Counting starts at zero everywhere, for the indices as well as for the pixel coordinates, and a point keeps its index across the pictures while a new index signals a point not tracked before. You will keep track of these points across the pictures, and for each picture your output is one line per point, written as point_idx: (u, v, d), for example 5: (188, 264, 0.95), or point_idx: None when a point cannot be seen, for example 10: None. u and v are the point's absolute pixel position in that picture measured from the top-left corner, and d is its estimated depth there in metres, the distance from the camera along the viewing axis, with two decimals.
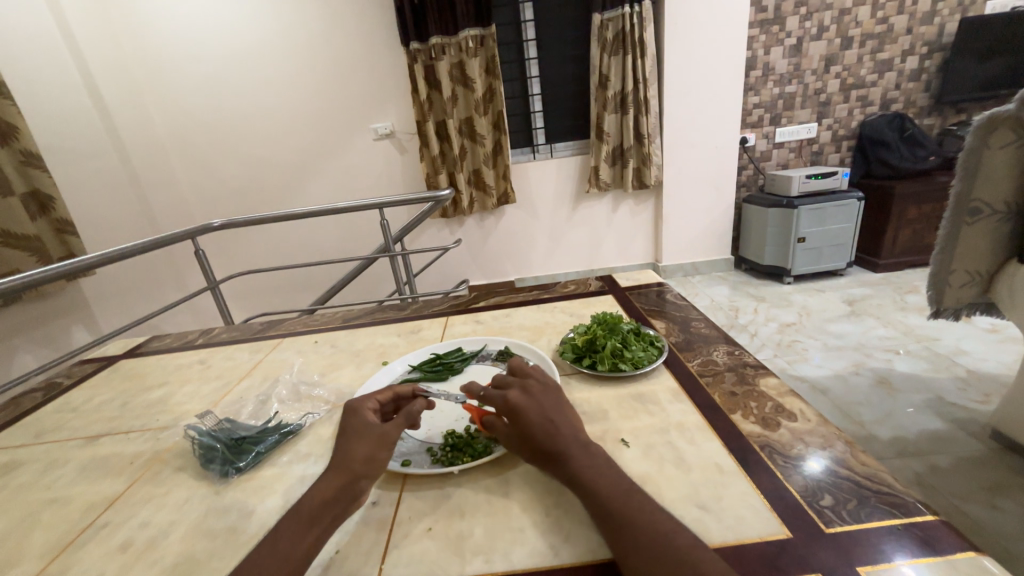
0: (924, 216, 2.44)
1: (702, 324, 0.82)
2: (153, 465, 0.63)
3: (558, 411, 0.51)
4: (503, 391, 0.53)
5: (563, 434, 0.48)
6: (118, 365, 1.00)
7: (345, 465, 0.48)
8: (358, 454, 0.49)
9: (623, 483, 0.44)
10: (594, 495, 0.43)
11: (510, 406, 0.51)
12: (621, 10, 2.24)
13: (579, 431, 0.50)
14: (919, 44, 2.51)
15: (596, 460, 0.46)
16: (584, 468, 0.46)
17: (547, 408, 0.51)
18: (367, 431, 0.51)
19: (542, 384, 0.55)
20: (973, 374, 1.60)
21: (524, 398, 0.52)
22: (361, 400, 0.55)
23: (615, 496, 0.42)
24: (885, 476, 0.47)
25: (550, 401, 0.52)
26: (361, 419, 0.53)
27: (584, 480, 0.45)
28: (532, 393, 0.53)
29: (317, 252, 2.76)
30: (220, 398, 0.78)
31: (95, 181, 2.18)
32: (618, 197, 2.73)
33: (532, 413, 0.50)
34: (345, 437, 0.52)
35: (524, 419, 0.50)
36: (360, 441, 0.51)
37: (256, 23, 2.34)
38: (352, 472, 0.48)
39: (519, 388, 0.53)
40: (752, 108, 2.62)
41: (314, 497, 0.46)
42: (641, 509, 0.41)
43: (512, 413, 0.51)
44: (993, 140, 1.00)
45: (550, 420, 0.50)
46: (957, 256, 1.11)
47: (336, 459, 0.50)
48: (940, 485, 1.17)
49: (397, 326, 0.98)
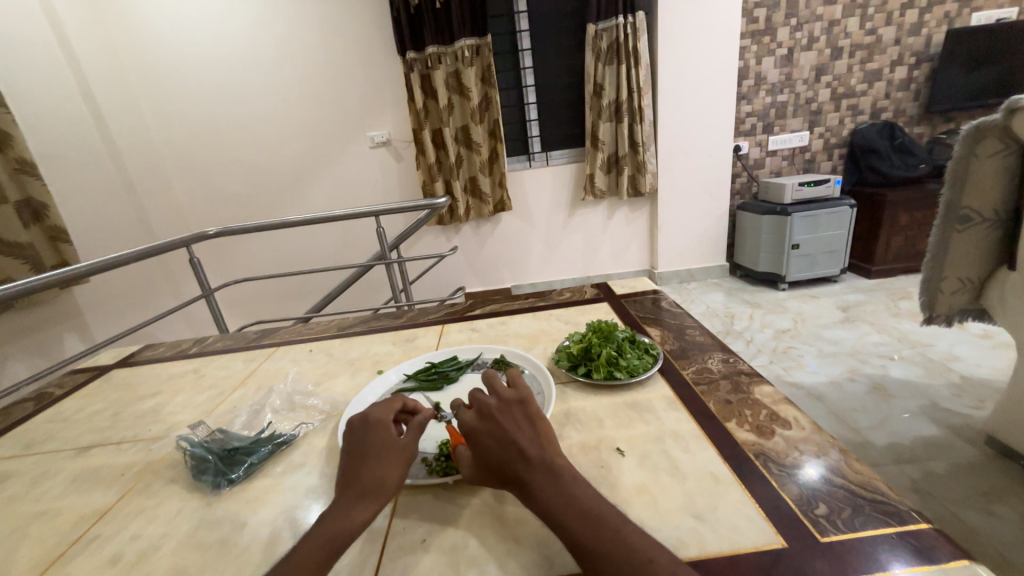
0: (915, 223, 2.47)
1: (697, 332, 0.83)
2: (145, 477, 0.62)
3: (519, 430, 0.49)
4: (459, 415, 0.52)
5: (526, 456, 0.47)
6: (110, 375, 0.99)
7: (379, 485, 0.48)
8: (391, 474, 0.49)
9: (595, 510, 0.42)
10: (563, 525, 0.42)
11: (466, 432, 0.51)
12: (615, 20, 2.27)
13: (546, 449, 0.48)
14: (908, 55, 2.55)
15: (563, 482, 0.45)
16: (551, 495, 0.44)
17: (506, 430, 0.49)
18: (394, 448, 0.51)
19: (503, 400, 0.52)
20: (966, 380, 1.61)
21: (481, 421, 0.51)
22: (379, 413, 0.54)
23: (587, 526, 0.41)
24: (879, 484, 0.47)
25: (511, 420, 0.50)
26: (387, 435, 0.52)
27: (552, 509, 0.43)
28: (491, 412, 0.51)
29: (313, 259, 2.75)
30: (213, 408, 0.78)
31: (90, 188, 2.17)
32: (613, 205, 2.75)
33: (487, 437, 0.49)
34: (372, 455, 0.50)
35: (478, 448, 0.49)
36: (391, 459, 0.50)
37: (253, 32, 2.36)
38: (388, 493, 0.48)
39: (476, 410, 0.52)
40: (745, 117, 2.65)
41: (343, 518, 0.45)
42: (615, 540, 0.40)
43: (469, 438, 0.50)
44: (980, 149, 1.02)
45: (508, 442, 0.48)
46: (948, 263, 1.12)
47: (368, 480, 0.48)
48: (936, 491, 1.17)
49: (393, 334, 0.98)
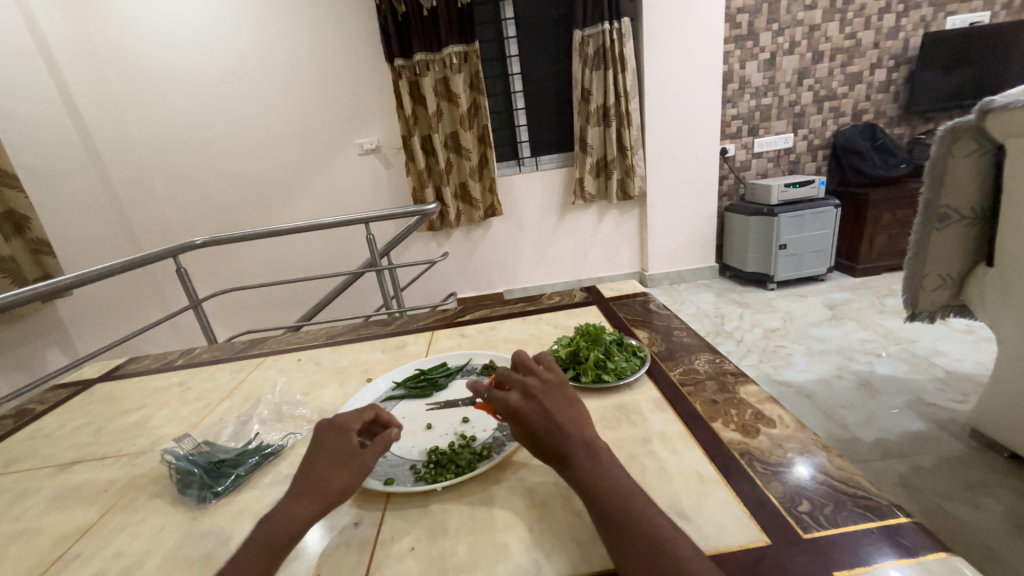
0: (898, 221, 2.52)
1: (684, 333, 0.84)
2: (129, 492, 0.61)
3: (562, 409, 0.49)
4: (503, 395, 0.51)
5: (566, 435, 0.47)
6: (94, 389, 0.97)
7: (320, 491, 0.47)
8: (334, 484, 0.48)
9: (624, 488, 0.44)
10: (596, 499, 0.43)
11: (511, 412, 0.49)
12: (601, 26, 2.30)
13: (585, 430, 0.48)
14: (886, 58, 2.62)
15: (601, 460, 0.46)
16: (587, 469, 0.45)
17: (549, 409, 0.49)
18: (348, 462, 0.50)
19: (543, 381, 0.52)
20: (950, 375, 1.64)
21: (523, 402, 0.50)
22: (344, 416, 0.53)
23: (615, 501, 0.43)
24: (860, 480, 0.48)
25: (554, 401, 0.50)
26: (345, 446, 0.51)
27: (585, 482, 0.45)
28: (536, 394, 0.50)
29: (303, 267, 2.73)
30: (199, 420, 0.77)
31: (75, 199, 2.15)
32: (602, 208, 2.77)
33: (535, 416, 0.49)
34: (321, 457, 0.50)
35: (525, 425, 0.48)
36: (338, 467, 0.49)
37: (240, 41, 2.35)
38: (328, 500, 0.47)
39: (520, 391, 0.51)
40: (730, 120, 2.69)
41: (279, 523, 0.45)
42: (642, 516, 0.41)
43: (514, 419, 0.49)
44: (956, 149, 1.05)
45: (555, 422, 0.48)
46: (929, 260, 1.14)
47: (310, 481, 0.48)
48: (923, 485, 1.19)
49: (382, 342, 0.98)
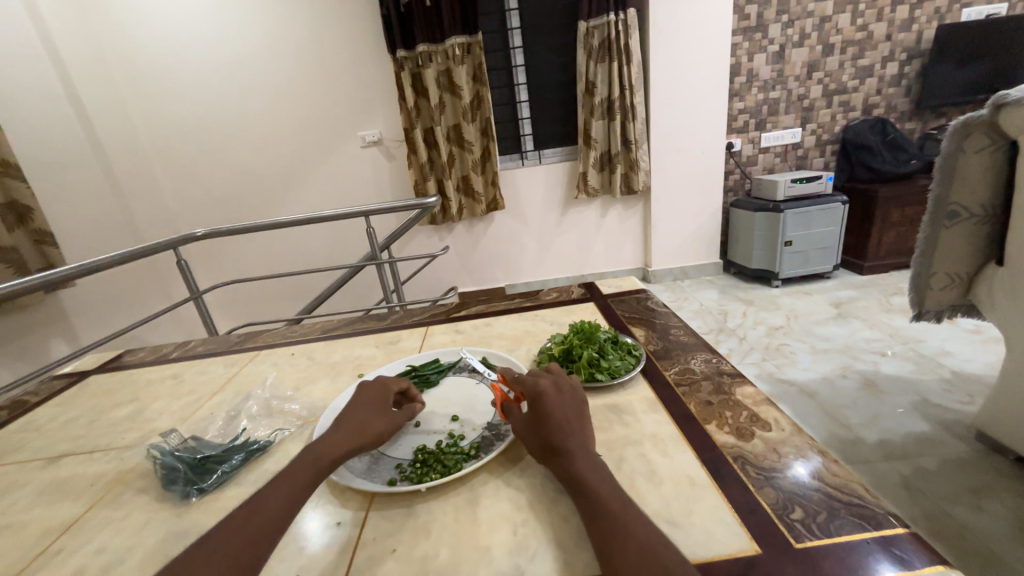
0: (907, 218, 2.48)
1: (681, 332, 0.82)
2: (115, 487, 0.61)
3: (579, 415, 0.53)
4: (537, 377, 0.57)
5: (573, 432, 0.50)
6: (89, 381, 0.97)
7: (356, 432, 0.55)
8: (370, 428, 0.56)
9: (619, 491, 0.44)
10: (590, 496, 0.44)
11: (537, 392, 0.55)
12: (606, 17, 2.25)
13: (589, 437, 0.51)
14: (899, 50, 2.55)
15: (598, 464, 0.47)
16: (585, 468, 0.46)
17: (569, 405, 0.54)
18: (384, 413, 0.58)
19: (572, 385, 0.58)
20: (957, 375, 1.61)
21: (552, 389, 0.56)
22: (384, 382, 0.63)
23: (609, 500, 0.43)
24: (856, 486, 0.46)
25: (575, 404, 0.55)
26: (382, 401, 0.60)
27: (581, 480, 0.45)
28: (564, 389, 0.56)
29: (305, 260, 2.73)
30: (190, 414, 0.76)
31: (78, 190, 2.16)
32: (606, 203, 2.74)
33: (555, 404, 0.53)
34: (360, 408, 0.58)
35: (544, 407, 0.53)
36: (374, 416, 0.58)
37: (241, 32, 2.33)
38: (363, 441, 0.55)
39: (552, 382, 0.57)
40: (737, 114, 2.65)
41: (314, 455, 0.51)
42: (633, 517, 0.41)
43: (536, 398, 0.54)
44: (968, 144, 1.01)
45: (569, 417, 0.52)
46: (936, 259, 1.11)
47: (348, 423, 0.56)
48: (926, 488, 1.17)
49: (377, 337, 0.97)
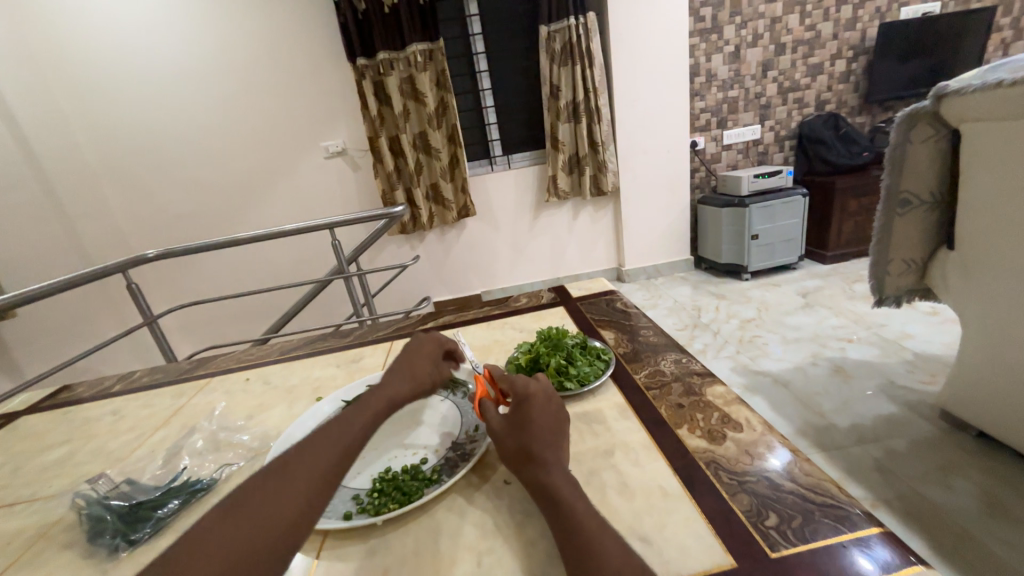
0: (864, 208, 2.58)
1: (651, 333, 0.80)
2: (36, 543, 0.54)
3: (563, 429, 0.51)
4: (531, 381, 0.56)
5: (554, 445, 0.48)
6: (18, 423, 0.89)
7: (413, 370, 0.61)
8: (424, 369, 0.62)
9: (593, 508, 0.42)
10: (565, 512, 0.41)
11: (527, 396, 0.53)
12: (566, 21, 2.27)
13: (565, 452, 0.49)
14: (846, 48, 2.66)
15: (571, 479, 0.45)
16: (560, 483, 0.44)
17: (555, 417, 0.52)
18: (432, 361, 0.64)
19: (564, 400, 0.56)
20: (919, 357, 1.67)
21: (545, 396, 0.54)
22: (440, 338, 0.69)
23: (584, 517, 0.40)
24: (828, 485, 0.45)
25: (562, 418, 0.53)
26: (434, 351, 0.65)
27: (556, 493, 0.43)
28: (555, 400, 0.54)
29: (270, 276, 2.63)
30: (129, 453, 0.70)
31: (17, 213, 2.01)
32: (577, 205, 2.75)
33: (542, 411, 0.52)
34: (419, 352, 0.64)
35: (530, 412, 0.51)
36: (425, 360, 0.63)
37: (191, 43, 2.24)
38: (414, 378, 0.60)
39: (545, 391, 0.55)
40: (699, 113, 2.70)
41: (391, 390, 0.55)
42: (609, 536, 0.39)
43: (524, 401, 0.52)
44: (915, 134, 1.04)
45: (552, 429, 0.50)
46: (893, 246, 1.13)
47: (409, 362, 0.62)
48: (898, 469, 1.19)
49: (339, 355, 0.92)
